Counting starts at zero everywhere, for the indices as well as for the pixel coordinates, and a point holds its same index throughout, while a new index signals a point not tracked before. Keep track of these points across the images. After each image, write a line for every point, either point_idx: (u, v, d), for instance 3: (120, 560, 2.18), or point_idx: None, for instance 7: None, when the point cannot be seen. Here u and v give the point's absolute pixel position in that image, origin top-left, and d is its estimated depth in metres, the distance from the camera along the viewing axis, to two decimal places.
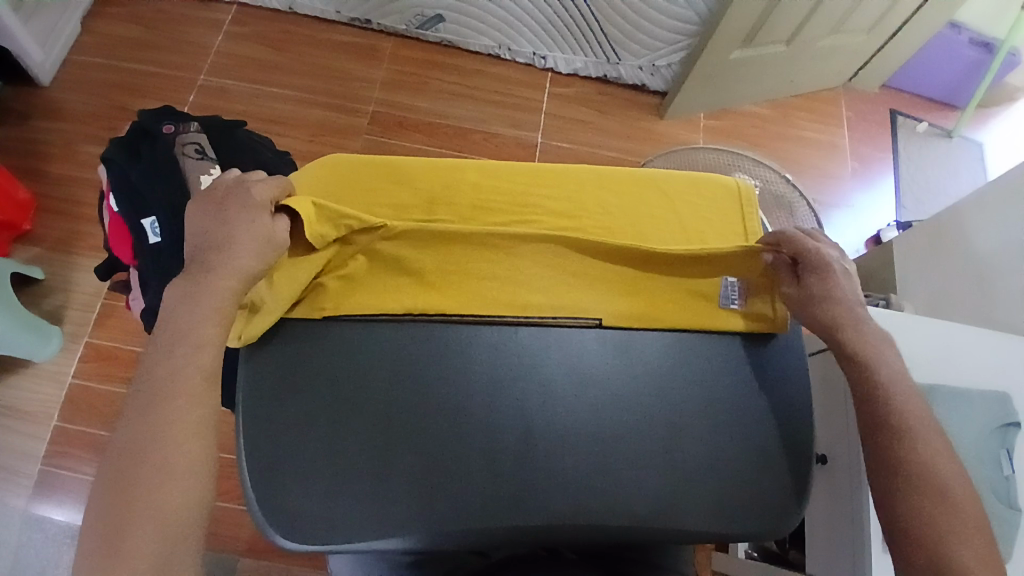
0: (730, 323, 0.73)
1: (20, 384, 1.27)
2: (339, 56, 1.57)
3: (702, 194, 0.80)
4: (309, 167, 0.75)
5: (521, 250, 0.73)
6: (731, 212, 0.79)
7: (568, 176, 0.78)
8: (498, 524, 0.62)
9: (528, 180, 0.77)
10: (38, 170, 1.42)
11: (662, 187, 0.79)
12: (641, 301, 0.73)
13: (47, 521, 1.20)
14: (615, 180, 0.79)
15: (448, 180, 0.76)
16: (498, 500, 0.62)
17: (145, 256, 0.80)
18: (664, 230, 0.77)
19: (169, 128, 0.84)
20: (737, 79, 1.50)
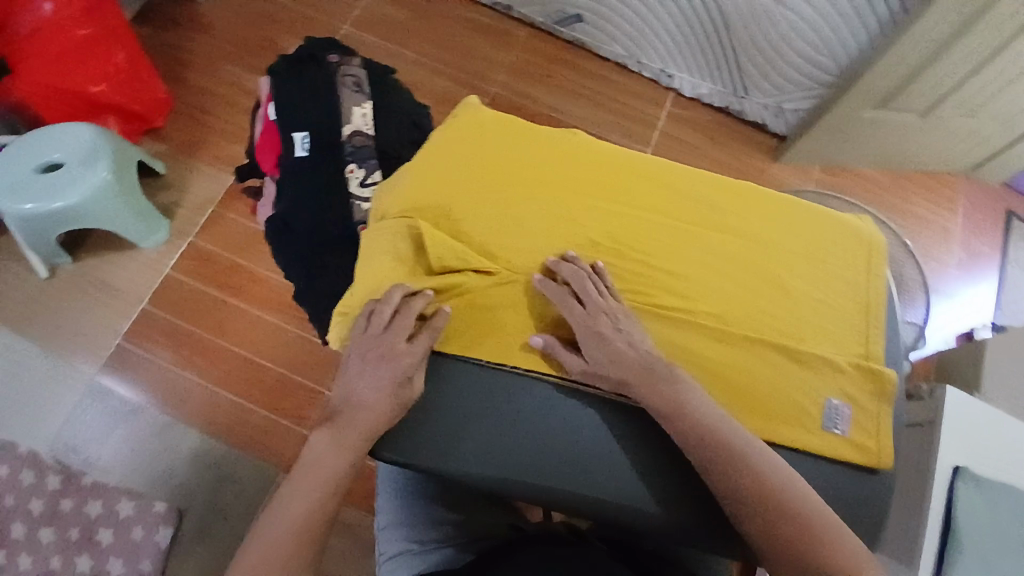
0: (827, 447, 0.70)
1: (123, 264, 1.36)
2: (475, 34, 1.62)
3: (832, 229, 0.79)
4: (454, 146, 0.77)
5: (649, 249, 0.74)
6: (858, 254, 0.79)
7: (700, 181, 0.79)
8: (574, 488, 0.66)
9: (664, 188, 0.78)
10: (180, 75, 1.52)
11: (797, 215, 0.79)
12: (761, 334, 0.72)
13: (116, 394, 1.28)
14: (746, 196, 0.79)
15: (584, 163, 0.78)
16: (572, 465, 0.66)
17: (290, 168, 0.86)
18: (790, 260, 0.76)
19: (334, 58, 0.90)
20: (861, 140, 1.48)
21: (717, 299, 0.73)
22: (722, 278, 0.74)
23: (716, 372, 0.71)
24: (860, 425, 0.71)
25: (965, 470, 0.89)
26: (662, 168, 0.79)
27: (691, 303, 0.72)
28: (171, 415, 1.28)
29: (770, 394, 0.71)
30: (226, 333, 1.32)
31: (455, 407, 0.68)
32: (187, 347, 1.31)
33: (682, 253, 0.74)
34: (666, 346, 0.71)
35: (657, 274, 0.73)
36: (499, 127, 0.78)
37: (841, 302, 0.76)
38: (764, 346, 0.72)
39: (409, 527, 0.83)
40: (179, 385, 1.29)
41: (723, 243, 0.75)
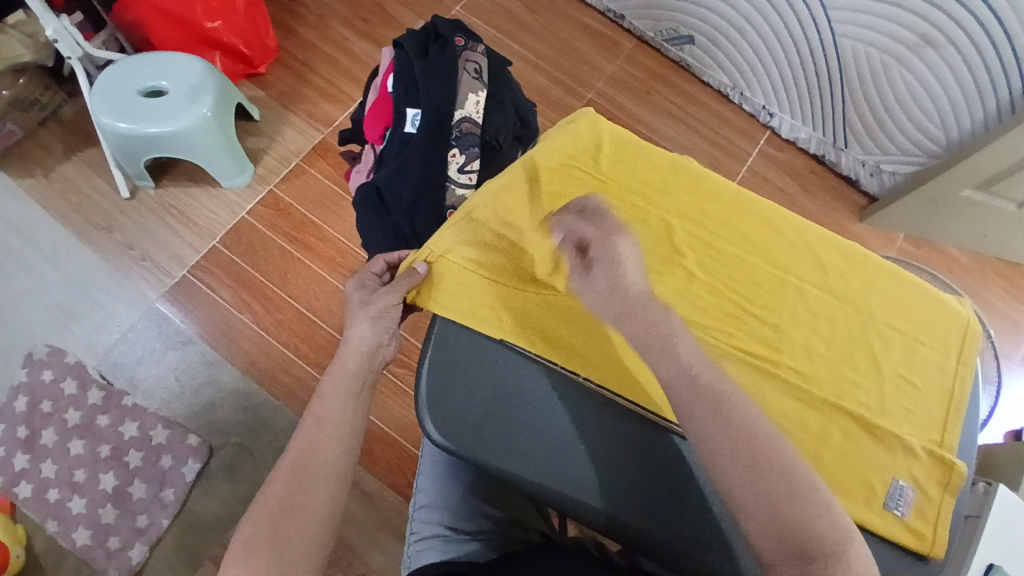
0: (885, 526, 0.66)
1: (202, 200, 1.40)
2: (581, 37, 1.61)
3: (931, 307, 0.76)
4: (554, 148, 0.78)
5: (738, 294, 0.73)
6: (953, 338, 0.75)
7: (802, 232, 0.77)
8: (620, 514, 0.65)
9: (758, 228, 0.76)
10: (291, 27, 1.55)
11: (892, 282, 0.76)
12: (839, 401, 0.70)
13: (173, 323, 1.32)
14: (848, 256, 0.76)
15: (686, 195, 0.77)
16: (630, 493, 0.66)
17: (397, 141, 0.87)
18: (882, 332, 0.73)
19: (461, 41, 0.90)
20: (954, 218, 1.43)
21: (801, 357, 0.71)
22: (803, 335, 0.72)
23: (786, 429, 0.68)
24: (922, 512, 0.68)
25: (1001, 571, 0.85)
26: (766, 210, 0.77)
27: (774, 355, 0.71)
28: (219, 352, 1.31)
29: (837, 462, 0.68)
30: (288, 284, 1.34)
31: (511, 408, 0.68)
32: (248, 290, 1.34)
33: (771, 303, 0.73)
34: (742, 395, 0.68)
35: (740, 317, 0.72)
36: (611, 142, 0.79)
37: (927, 385, 0.72)
38: (840, 413, 0.69)
39: (445, 511, 0.83)
40: (233, 325, 1.32)
41: (814, 301, 0.73)
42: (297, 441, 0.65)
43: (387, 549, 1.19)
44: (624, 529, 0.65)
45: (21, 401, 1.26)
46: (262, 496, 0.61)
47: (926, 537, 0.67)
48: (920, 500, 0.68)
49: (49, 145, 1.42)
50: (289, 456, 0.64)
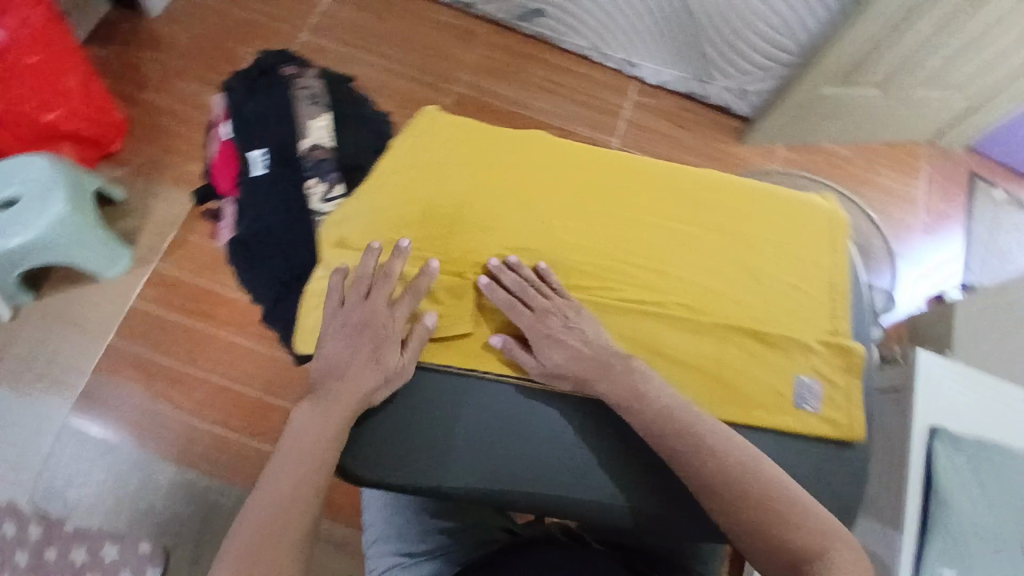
0: (800, 425, 0.68)
1: (87, 298, 1.32)
2: (435, 34, 1.60)
3: (800, 211, 0.78)
4: (398, 157, 0.78)
5: (613, 249, 0.74)
6: (823, 233, 0.78)
7: (660, 174, 0.78)
8: (547, 489, 0.67)
9: (616, 180, 0.78)
10: (134, 96, 1.47)
11: (754, 197, 0.79)
12: (733, 323, 0.71)
13: (90, 432, 1.24)
14: (710, 186, 0.78)
15: (543, 167, 0.77)
16: (551, 471, 0.67)
17: (247, 186, 0.83)
18: (758, 246, 0.76)
19: (289, 70, 0.87)
20: (824, 117, 1.49)
21: (687, 292, 0.72)
22: (683, 270, 0.73)
23: (686, 362, 0.70)
24: (834, 402, 0.70)
25: (943, 431, 0.89)
26: (623, 162, 0.79)
27: (658, 297, 0.72)
28: (148, 449, 1.24)
29: (743, 380, 0.70)
30: (200, 359, 1.29)
31: (417, 423, 0.68)
32: (161, 377, 1.27)
33: (647, 249, 0.74)
34: (636, 343, 0.71)
35: (618, 270, 0.73)
36: (460, 131, 0.78)
37: (810, 284, 0.75)
38: (733, 334, 0.71)
39: (398, 538, 0.82)
40: (156, 416, 1.25)
41: (688, 235, 0.75)
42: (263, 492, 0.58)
43: None
44: (557, 502, 0.67)
45: None
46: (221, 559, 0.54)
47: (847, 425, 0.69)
48: (831, 391, 0.70)
49: None
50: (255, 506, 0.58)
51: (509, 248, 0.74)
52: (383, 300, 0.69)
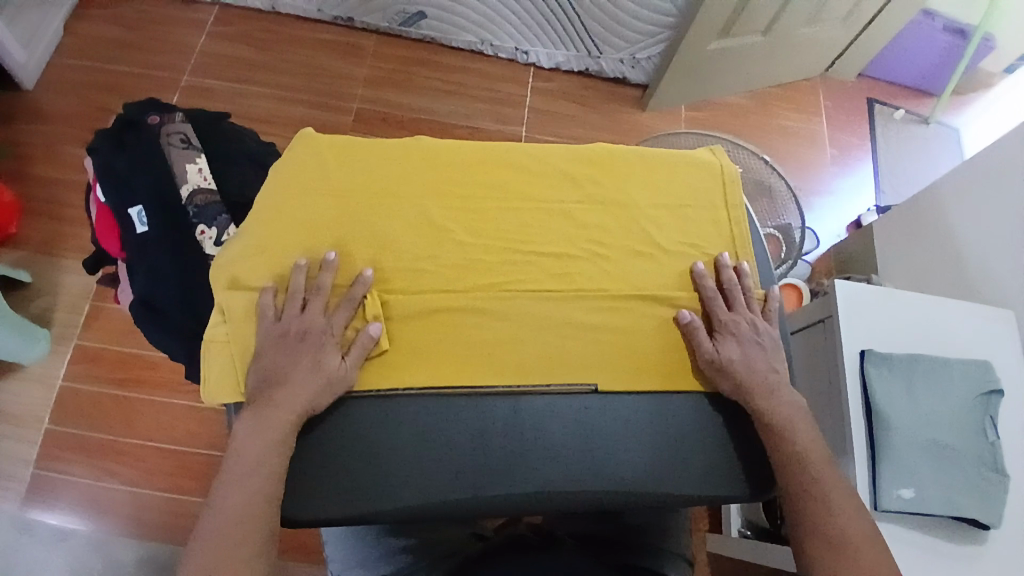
0: None
1: (7, 388, 1.25)
2: (323, 55, 1.58)
3: (685, 166, 0.80)
4: (274, 185, 0.73)
5: (510, 241, 0.73)
6: (713, 185, 0.79)
7: (544, 156, 0.78)
8: (488, 491, 0.62)
9: (504, 170, 0.76)
10: (22, 173, 1.41)
11: (642, 162, 0.79)
12: (640, 296, 0.72)
13: (39, 525, 1.19)
14: (595, 156, 0.78)
15: (425, 167, 0.75)
16: (495, 469, 0.63)
17: (134, 245, 0.81)
18: (649, 209, 0.77)
19: (155, 119, 0.84)
20: (717, 70, 1.52)
21: (587, 269, 0.73)
22: (585, 253, 0.74)
23: (600, 337, 0.71)
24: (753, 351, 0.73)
25: (872, 353, 0.93)
26: (506, 149, 0.77)
27: (566, 283, 0.72)
28: (103, 529, 1.19)
29: (657, 345, 0.71)
30: (139, 428, 1.25)
31: (344, 449, 0.64)
32: (103, 453, 1.23)
33: (542, 234, 0.74)
34: (551, 334, 0.70)
35: (523, 265, 0.72)
36: (333, 146, 0.75)
37: (703, 238, 0.77)
38: (642, 304, 0.72)
39: (362, 566, 0.81)
40: (107, 494, 1.21)
41: (579, 214, 0.75)
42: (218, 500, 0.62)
43: None
44: (502, 504, 0.62)
45: None
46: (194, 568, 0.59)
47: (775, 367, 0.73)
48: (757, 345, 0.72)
49: None
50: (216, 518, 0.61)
51: (407, 260, 0.71)
52: (319, 314, 0.68)
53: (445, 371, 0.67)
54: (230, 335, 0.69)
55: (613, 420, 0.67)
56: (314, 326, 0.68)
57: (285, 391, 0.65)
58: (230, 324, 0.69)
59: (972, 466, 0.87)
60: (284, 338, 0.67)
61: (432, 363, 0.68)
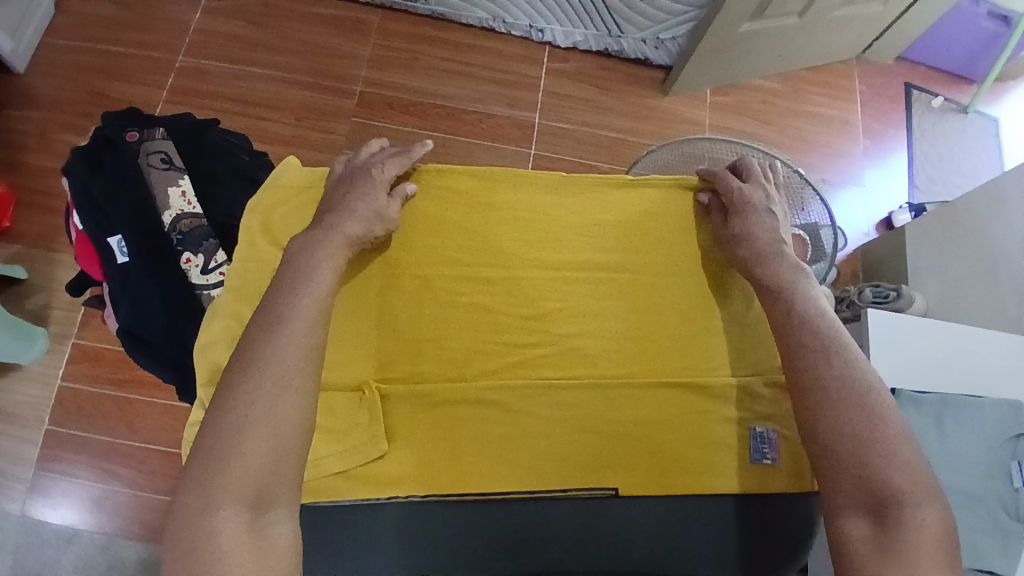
0: (766, 485, 0.62)
1: (8, 388, 1.24)
2: (324, 32, 1.48)
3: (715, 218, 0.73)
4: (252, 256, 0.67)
5: (524, 322, 0.66)
6: None
7: (558, 214, 0.71)
8: (490, 571, 0.59)
9: (514, 227, 0.70)
10: (13, 161, 1.36)
11: (667, 218, 0.72)
12: (664, 376, 0.65)
13: (44, 524, 1.19)
14: (616, 217, 0.72)
15: (429, 229, 0.69)
16: (494, 547, 0.59)
17: (114, 277, 0.75)
18: (676, 277, 0.70)
19: (134, 135, 0.79)
20: (746, 53, 1.40)
21: (610, 351, 0.66)
22: (601, 323, 0.67)
23: (620, 428, 0.63)
24: (794, 449, 0.63)
25: (901, 392, 0.87)
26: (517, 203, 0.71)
27: (578, 356, 0.65)
28: (107, 531, 1.19)
29: (686, 436, 0.63)
30: (139, 431, 1.23)
31: (330, 525, 0.59)
32: (105, 455, 1.22)
33: (562, 305, 0.67)
34: (562, 419, 0.63)
35: (527, 337, 0.66)
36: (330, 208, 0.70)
37: (738, 313, 0.68)
38: (666, 387, 0.64)
39: None
40: (110, 497, 1.20)
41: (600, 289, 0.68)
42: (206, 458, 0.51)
43: None
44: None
45: None
46: (220, 559, 0.48)
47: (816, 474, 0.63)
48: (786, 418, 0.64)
49: None
50: (230, 476, 0.50)
51: (405, 336, 0.65)
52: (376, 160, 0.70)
53: (448, 476, 0.61)
54: None
55: (626, 500, 0.61)
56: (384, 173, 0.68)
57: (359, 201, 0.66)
58: None
59: (993, 516, 0.81)
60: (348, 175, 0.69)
61: (435, 463, 0.61)
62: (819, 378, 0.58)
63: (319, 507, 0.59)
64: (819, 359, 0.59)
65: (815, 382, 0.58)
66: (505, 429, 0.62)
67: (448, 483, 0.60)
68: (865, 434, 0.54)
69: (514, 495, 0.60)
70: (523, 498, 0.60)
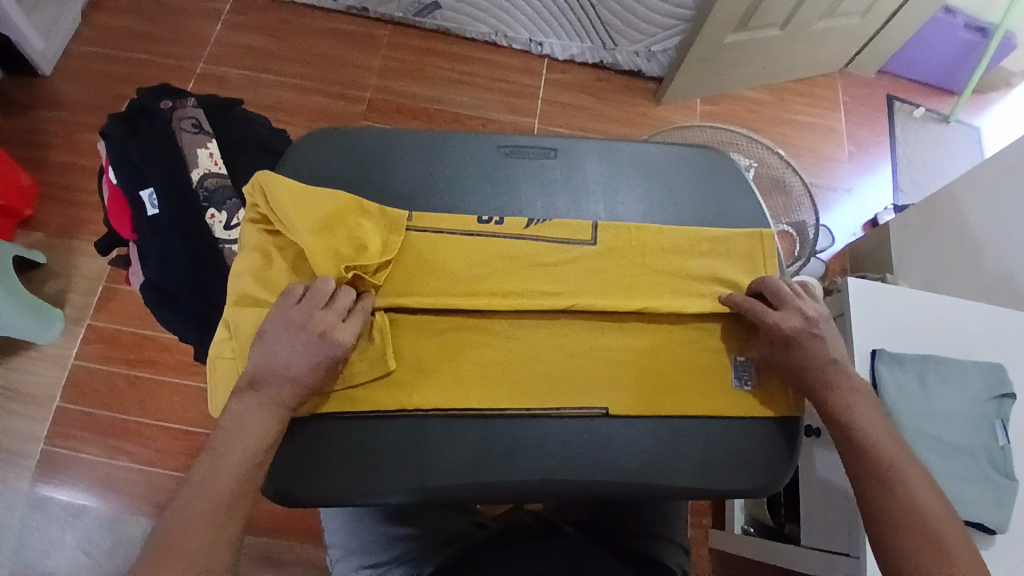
0: (739, 406, 0.69)
1: (22, 367, 1.28)
2: (338, 45, 1.58)
3: (696, 176, 0.80)
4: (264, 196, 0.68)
5: (523, 265, 0.71)
6: (744, 215, 0.78)
7: (556, 169, 0.78)
8: (488, 479, 0.64)
9: (516, 181, 0.77)
10: (39, 157, 1.43)
11: (654, 175, 0.79)
12: (653, 315, 0.71)
13: (50, 501, 1.21)
14: (607, 172, 0.79)
15: (441, 181, 0.76)
16: (494, 458, 0.65)
17: (145, 228, 0.82)
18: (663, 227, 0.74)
19: (167, 103, 0.85)
20: (733, 63, 1.50)
21: (601, 289, 0.71)
22: (597, 271, 0.72)
23: (613, 358, 0.69)
24: (771, 377, 0.70)
25: (884, 352, 0.91)
26: (515, 157, 0.78)
27: (574, 297, 0.70)
28: (112, 507, 1.21)
29: (669, 365, 0.69)
30: (149, 410, 1.26)
31: (342, 436, 0.65)
32: (114, 434, 1.25)
33: (557, 252, 0.72)
34: (558, 347, 0.69)
35: (530, 282, 0.70)
36: (346, 157, 0.76)
37: (724, 266, 0.74)
38: (653, 322, 0.71)
39: (360, 551, 0.79)
40: (115, 474, 1.23)
41: (591, 241, 0.73)
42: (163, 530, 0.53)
43: None
44: (501, 489, 0.64)
45: None
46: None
47: (790, 400, 0.70)
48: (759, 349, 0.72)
49: None
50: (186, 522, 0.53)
51: (414, 272, 0.69)
52: (318, 305, 0.62)
53: (452, 393, 0.66)
54: (236, 353, 0.65)
55: (617, 418, 0.67)
56: (336, 333, 0.62)
57: (308, 352, 0.60)
58: (235, 341, 0.65)
59: (981, 470, 0.85)
60: (290, 323, 0.61)
61: (441, 383, 0.66)
62: (888, 491, 0.60)
63: (334, 418, 0.65)
64: (888, 479, 0.61)
65: (879, 490, 0.60)
66: (506, 354, 0.68)
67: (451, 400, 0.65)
68: (928, 534, 0.57)
69: (514, 412, 0.66)
70: (522, 415, 0.66)
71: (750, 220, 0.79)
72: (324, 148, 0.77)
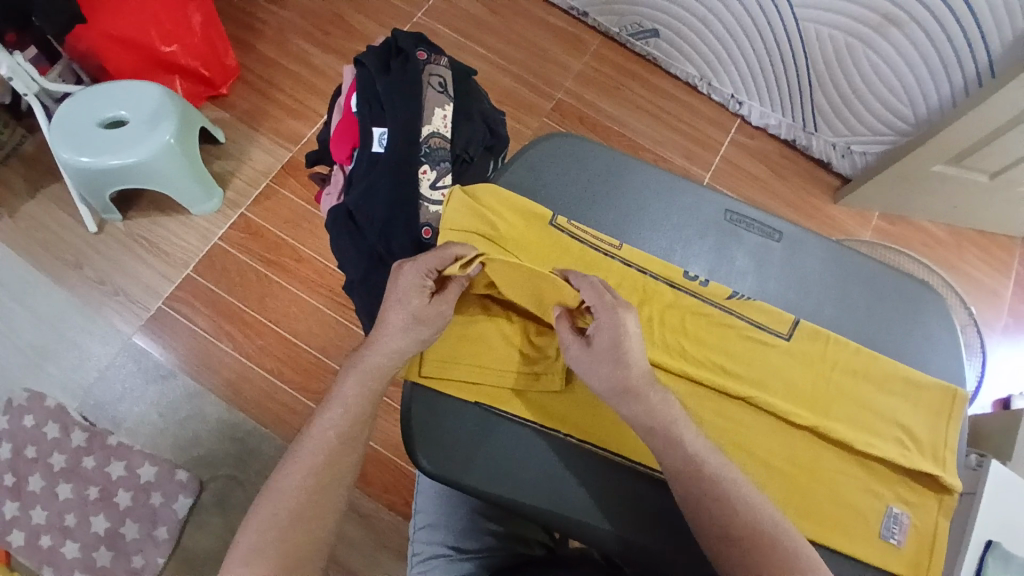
0: (874, 555, 0.67)
1: (171, 227, 1.36)
2: (547, 37, 1.60)
3: (911, 314, 0.78)
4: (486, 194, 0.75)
5: (716, 341, 0.72)
6: (944, 366, 0.76)
7: (773, 255, 0.79)
8: (601, 519, 0.69)
9: (729, 252, 0.79)
10: (250, 45, 1.51)
11: (866, 292, 0.78)
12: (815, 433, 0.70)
13: (149, 356, 1.28)
14: (822, 272, 0.78)
15: (661, 227, 0.79)
16: (612, 505, 0.70)
17: (365, 161, 0.85)
18: (861, 349, 0.73)
19: (423, 55, 0.89)
20: (925, 193, 1.43)
21: (783, 392, 0.70)
22: (781, 370, 0.71)
23: (773, 463, 0.68)
24: (917, 537, 0.68)
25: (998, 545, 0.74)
26: (739, 226, 0.80)
27: (752, 388, 0.70)
28: (199, 383, 1.28)
29: (822, 490, 0.68)
30: (266, 308, 1.32)
31: (490, 435, 0.71)
32: (228, 319, 1.31)
33: (752, 334, 0.72)
34: (723, 428, 0.69)
35: (718, 358, 0.71)
36: (585, 177, 0.80)
37: (906, 411, 0.71)
38: (817, 440, 0.70)
39: (447, 530, 0.80)
40: (214, 355, 1.29)
41: (785, 336, 0.72)
42: (276, 521, 0.61)
43: (388, 568, 1.17)
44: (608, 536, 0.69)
45: (2, 449, 1.22)
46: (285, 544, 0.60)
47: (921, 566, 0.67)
48: (913, 504, 0.69)
49: (11, 183, 1.36)
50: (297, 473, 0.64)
51: None
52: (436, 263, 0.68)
53: (605, 433, 0.71)
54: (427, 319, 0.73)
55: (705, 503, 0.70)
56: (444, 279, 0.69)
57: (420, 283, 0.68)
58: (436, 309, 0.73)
59: None
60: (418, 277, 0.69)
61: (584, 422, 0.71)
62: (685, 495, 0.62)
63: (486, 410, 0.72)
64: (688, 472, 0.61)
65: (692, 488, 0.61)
66: None
67: (601, 437, 0.71)
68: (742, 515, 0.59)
69: (644, 471, 0.70)
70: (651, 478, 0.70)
71: (947, 379, 0.76)
72: (565, 160, 0.81)
